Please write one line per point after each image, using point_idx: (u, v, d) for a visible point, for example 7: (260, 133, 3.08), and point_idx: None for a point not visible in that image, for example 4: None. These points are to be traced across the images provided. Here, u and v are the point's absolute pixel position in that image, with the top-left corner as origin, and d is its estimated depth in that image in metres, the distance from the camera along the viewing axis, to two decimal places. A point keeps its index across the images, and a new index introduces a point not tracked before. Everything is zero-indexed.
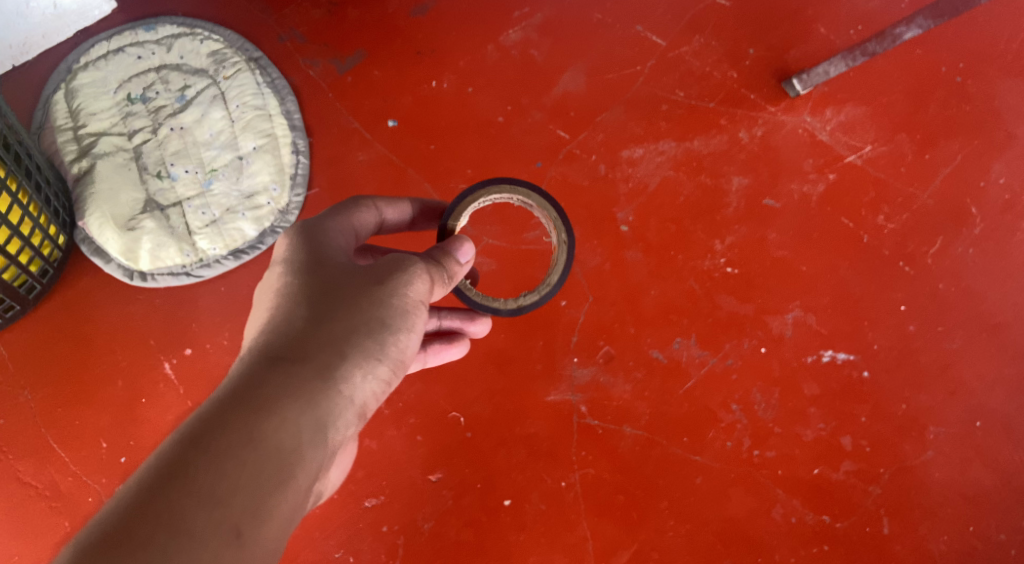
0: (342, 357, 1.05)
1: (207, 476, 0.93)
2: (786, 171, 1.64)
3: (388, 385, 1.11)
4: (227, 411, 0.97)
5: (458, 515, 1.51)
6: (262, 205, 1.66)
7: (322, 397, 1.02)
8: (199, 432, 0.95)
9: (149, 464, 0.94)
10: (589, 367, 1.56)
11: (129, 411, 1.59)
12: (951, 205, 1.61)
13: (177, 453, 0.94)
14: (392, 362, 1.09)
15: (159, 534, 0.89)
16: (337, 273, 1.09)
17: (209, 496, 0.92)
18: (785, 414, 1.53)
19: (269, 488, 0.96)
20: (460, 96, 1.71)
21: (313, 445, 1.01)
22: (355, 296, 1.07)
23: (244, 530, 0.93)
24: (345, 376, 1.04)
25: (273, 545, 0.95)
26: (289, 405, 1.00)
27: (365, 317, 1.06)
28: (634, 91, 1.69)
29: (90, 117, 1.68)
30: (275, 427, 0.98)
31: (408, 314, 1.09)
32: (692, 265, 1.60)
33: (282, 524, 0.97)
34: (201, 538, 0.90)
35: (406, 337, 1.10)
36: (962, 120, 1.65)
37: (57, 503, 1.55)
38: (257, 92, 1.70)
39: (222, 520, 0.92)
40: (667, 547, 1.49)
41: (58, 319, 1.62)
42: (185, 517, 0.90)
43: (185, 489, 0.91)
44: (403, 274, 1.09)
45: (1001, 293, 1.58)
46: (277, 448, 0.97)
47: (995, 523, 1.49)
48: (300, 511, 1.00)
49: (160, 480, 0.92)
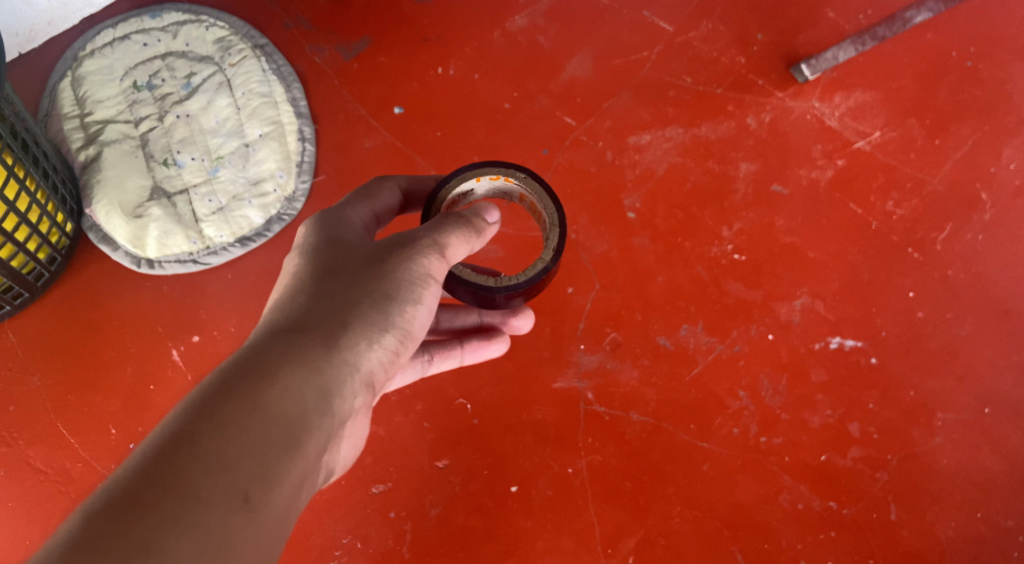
0: (347, 326, 1.04)
1: (214, 442, 0.90)
2: (794, 157, 1.63)
3: (394, 358, 1.10)
4: (233, 379, 0.95)
5: (466, 501, 1.51)
6: (268, 193, 1.66)
7: (328, 365, 1.01)
8: (204, 400, 0.93)
9: (152, 435, 0.90)
10: (596, 354, 1.55)
11: (137, 397, 1.59)
12: (961, 190, 1.60)
13: (181, 422, 0.91)
14: (399, 332, 1.08)
15: (166, 501, 0.85)
16: (343, 250, 1.10)
17: (217, 460, 0.89)
18: (793, 400, 1.53)
19: (276, 454, 0.93)
20: (466, 82, 1.70)
21: (319, 413, 0.99)
22: (360, 270, 1.08)
23: (252, 495, 0.90)
24: (350, 346, 1.03)
25: (280, 513, 0.93)
26: (295, 372, 0.98)
27: (370, 288, 1.06)
28: (641, 76, 1.68)
29: (96, 104, 1.68)
30: (280, 394, 0.96)
31: (414, 282, 1.08)
32: (700, 252, 1.59)
33: (289, 492, 0.94)
34: (209, 504, 0.87)
35: (413, 307, 1.09)
36: (973, 105, 1.63)
37: (67, 489, 1.56)
38: (263, 78, 1.69)
39: (229, 485, 0.89)
40: (675, 533, 1.49)
41: (67, 306, 1.63)
42: (192, 482, 0.87)
43: (191, 455, 0.88)
44: (408, 243, 1.08)
45: (1012, 278, 1.57)
46: (284, 413, 0.96)
47: (1004, 509, 1.48)
48: (307, 481, 0.97)
49: (165, 448, 0.89)
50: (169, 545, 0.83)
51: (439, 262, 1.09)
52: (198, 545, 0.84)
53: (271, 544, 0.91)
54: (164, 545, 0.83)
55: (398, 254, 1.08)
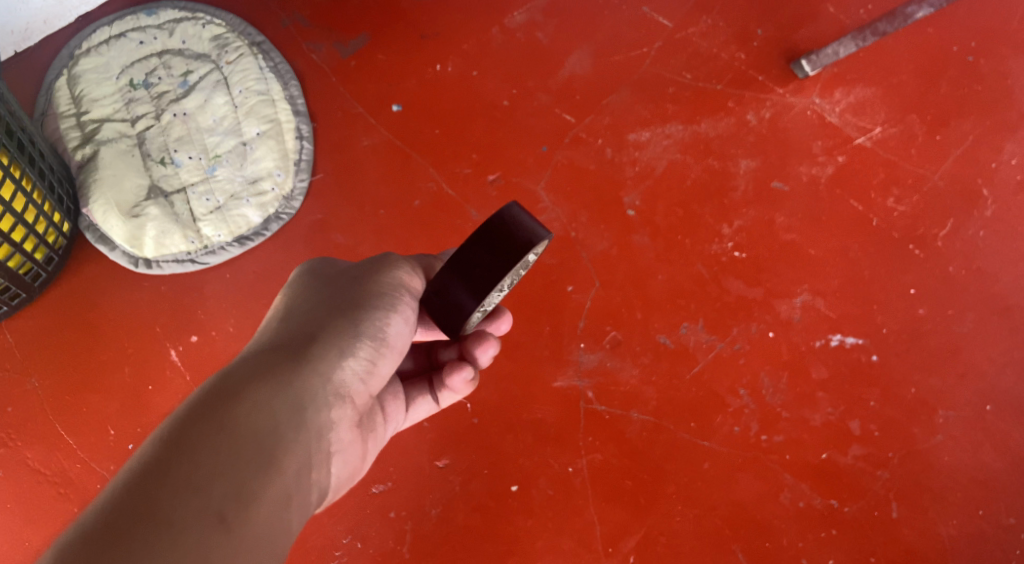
0: (318, 342, 1.08)
1: (187, 465, 0.91)
2: (795, 154, 1.62)
3: (370, 369, 1.14)
4: (205, 403, 0.98)
5: (466, 501, 1.51)
6: (266, 191, 1.65)
7: (300, 380, 1.05)
8: (177, 426, 0.95)
9: (126, 468, 0.91)
10: (596, 352, 1.55)
11: (135, 397, 1.59)
12: (962, 186, 1.59)
13: (154, 451, 0.92)
14: (371, 347, 1.13)
15: (141, 526, 0.86)
16: (315, 280, 1.17)
17: (190, 482, 0.90)
18: (794, 398, 1.53)
19: (251, 472, 0.95)
20: (465, 79, 1.69)
21: (292, 429, 1.02)
22: (331, 293, 1.14)
23: (229, 514, 0.90)
24: (322, 363, 1.07)
25: (261, 530, 0.93)
26: (267, 389, 1.02)
27: (338, 306, 1.12)
28: (641, 73, 1.67)
29: (93, 103, 1.67)
30: (250, 412, 0.99)
31: (384, 295, 1.14)
32: (700, 249, 1.59)
33: (268, 509, 0.95)
34: (184, 526, 0.87)
35: (386, 318, 1.14)
36: (974, 100, 1.63)
37: (66, 490, 1.55)
38: (260, 76, 1.68)
39: (204, 506, 0.89)
40: (676, 532, 1.48)
41: (64, 307, 1.62)
42: (166, 505, 0.88)
43: (165, 479, 0.90)
44: (377, 265, 1.16)
45: (1014, 275, 1.56)
46: (254, 430, 0.98)
47: (1006, 507, 1.47)
48: (286, 499, 0.98)
49: (139, 477, 0.90)
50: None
51: (412, 279, 1.18)
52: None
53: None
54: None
55: (366, 276, 1.15)
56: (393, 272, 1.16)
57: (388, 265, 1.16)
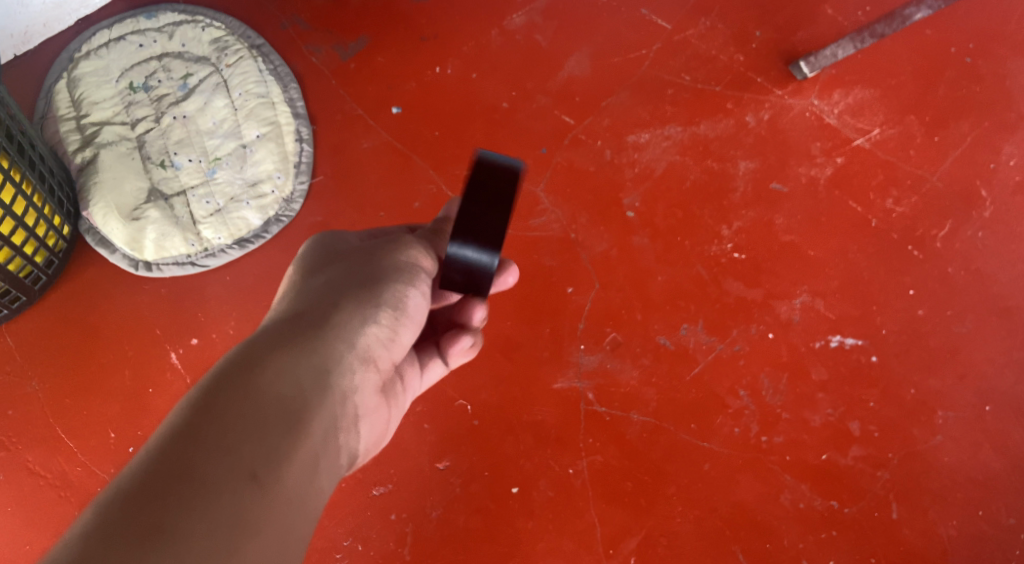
0: (339, 310, 1.07)
1: (216, 427, 0.89)
2: (794, 155, 1.62)
3: (392, 337, 1.12)
4: (230, 368, 0.96)
5: (467, 502, 1.51)
6: (266, 194, 1.65)
7: (323, 346, 1.03)
8: (204, 391, 0.93)
9: (153, 434, 0.89)
10: (596, 354, 1.55)
11: (136, 400, 1.59)
12: (961, 187, 1.60)
13: (181, 416, 0.90)
14: (392, 312, 1.12)
15: (173, 486, 0.83)
16: (334, 259, 1.17)
17: (220, 442, 0.88)
18: (793, 399, 1.53)
19: (281, 432, 0.92)
20: (464, 81, 1.69)
21: (319, 391, 0.99)
22: (351, 267, 1.14)
23: (261, 472, 0.88)
24: (344, 328, 1.06)
25: (294, 491, 0.90)
26: (291, 353, 1.00)
27: (359, 278, 1.12)
28: (640, 74, 1.67)
29: (92, 106, 1.67)
30: (275, 376, 0.97)
31: (401, 269, 1.15)
32: (699, 250, 1.59)
33: (300, 470, 0.92)
34: (216, 485, 0.84)
35: (404, 289, 1.14)
36: (972, 101, 1.63)
37: (67, 493, 1.55)
38: (260, 79, 1.69)
39: (236, 465, 0.87)
40: (676, 533, 1.49)
41: (64, 310, 1.62)
42: (197, 465, 0.85)
43: (194, 440, 0.87)
44: (395, 243, 1.18)
45: (1013, 275, 1.56)
46: (281, 392, 0.96)
47: (1006, 507, 1.48)
48: (317, 462, 0.96)
49: (167, 440, 0.87)
50: (182, 527, 0.81)
51: (423, 258, 1.19)
52: (212, 525, 0.82)
53: (288, 526, 0.88)
54: (176, 527, 0.80)
55: (384, 252, 1.16)
56: (409, 248, 1.18)
57: (404, 242, 1.18)
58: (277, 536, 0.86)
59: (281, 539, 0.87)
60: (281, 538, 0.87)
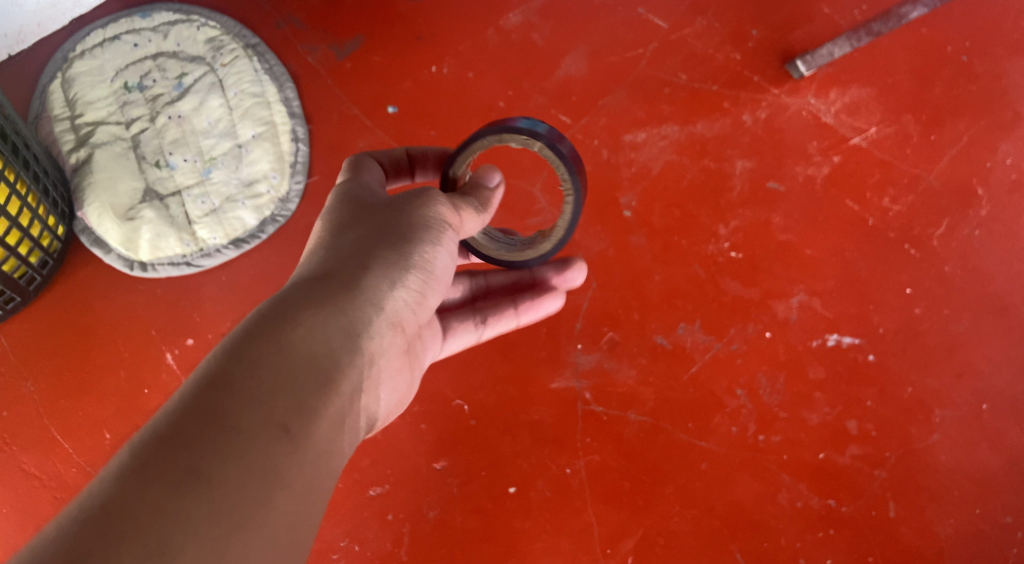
0: (369, 269, 1.03)
1: (249, 379, 0.91)
2: (790, 154, 1.62)
3: (419, 300, 1.09)
4: (263, 320, 0.95)
5: (464, 503, 1.51)
6: (262, 194, 1.65)
7: (353, 305, 1.01)
8: (238, 340, 0.94)
9: (190, 376, 0.91)
10: (593, 353, 1.55)
11: (131, 401, 1.58)
12: (957, 186, 1.60)
13: (217, 363, 0.92)
14: (422, 274, 1.08)
15: (209, 432, 0.87)
16: (362, 209, 1.10)
17: (253, 395, 0.90)
18: (791, 398, 1.53)
19: (311, 389, 0.94)
20: (461, 81, 1.69)
21: (349, 350, 1.00)
22: (381, 219, 1.08)
23: (292, 427, 0.91)
24: (374, 288, 1.03)
25: (321, 446, 0.94)
26: (322, 311, 0.98)
27: (388, 236, 1.06)
28: (637, 74, 1.67)
29: (87, 106, 1.66)
30: (306, 334, 0.96)
31: (431, 230, 1.07)
32: (697, 250, 1.59)
33: (328, 426, 0.95)
34: (249, 436, 0.88)
35: (433, 250, 1.07)
36: (968, 100, 1.63)
37: (62, 494, 1.54)
38: (255, 79, 1.68)
39: (269, 418, 0.90)
40: (674, 532, 1.48)
41: (60, 310, 1.62)
42: (231, 415, 0.88)
43: (229, 391, 0.90)
44: (424, 197, 1.08)
45: (1009, 274, 1.56)
46: (312, 349, 0.96)
47: (1003, 505, 1.48)
48: (343, 418, 0.98)
49: (203, 386, 0.90)
50: (217, 473, 0.85)
51: (453, 216, 1.09)
52: (244, 475, 0.86)
53: (313, 479, 0.92)
54: (211, 474, 0.85)
55: (413, 207, 1.07)
56: (437, 204, 1.07)
57: (433, 196, 1.08)
58: (303, 489, 0.91)
59: (306, 491, 0.91)
60: (307, 491, 0.91)
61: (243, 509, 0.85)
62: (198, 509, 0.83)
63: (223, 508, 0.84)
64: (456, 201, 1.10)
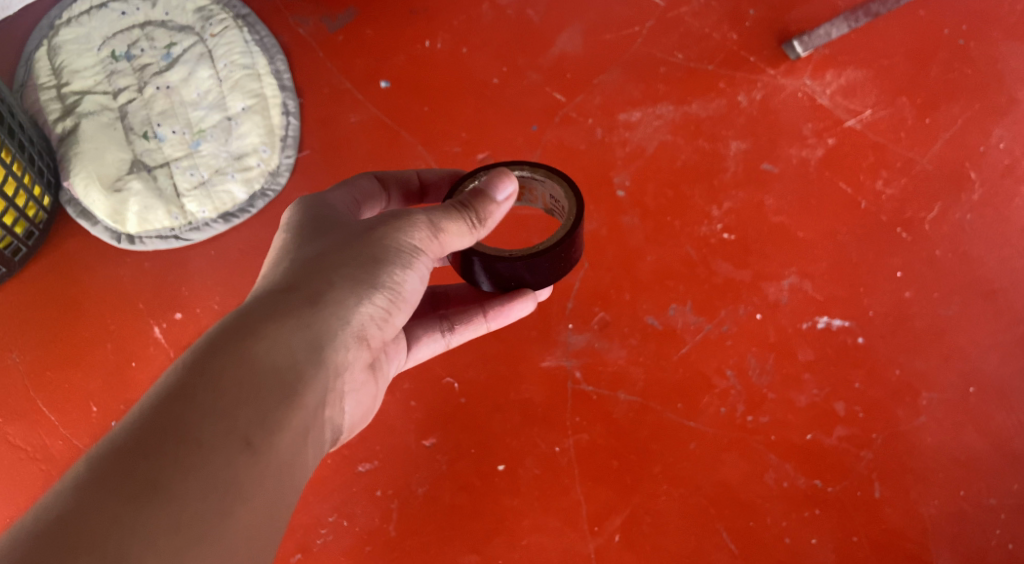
0: (335, 284, 1.01)
1: (210, 393, 0.90)
2: (785, 136, 1.61)
3: (388, 315, 1.08)
4: (225, 332, 0.94)
5: (452, 480, 1.51)
6: (251, 167, 1.62)
7: (318, 320, 0.99)
8: (199, 352, 0.93)
9: (151, 388, 0.91)
10: (584, 333, 1.55)
11: (118, 374, 1.57)
12: (950, 170, 1.60)
13: (178, 376, 0.91)
14: (390, 292, 1.06)
15: (169, 444, 0.86)
16: (331, 225, 1.09)
17: (215, 407, 0.89)
18: (780, 379, 1.53)
19: (274, 402, 0.93)
20: (455, 56, 1.67)
21: (313, 364, 0.98)
22: (349, 233, 1.06)
23: (254, 439, 0.90)
24: (338, 302, 1.01)
25: (285, 458, 0.93)
26: (285, 325, 0.97)
27: (358, 252, 1.04)
28: (633, 52, 1.66)
29: (73, 74, 1.63)
30: (268, 347, 0.95)
31: (404, 249, 1.05)
32: (689, 231, 1.58)
33: (293, 439, 0.95)
34: (211, 449, 0.87)
35: (404, 270, 1.06)
36: (963, 83, 1.63)
37: (47, 467, 1.53)
38: (245, 50, 1.65)
39: (230, 431, 0.89)
40: (661, 511, 1.49)
41: (46, 281, 1.60)
42: (193, 427, 0.88)
43: (189, 402, 0.89)
44: (400, 216, 1.06)
45: (999, 258, 1.57)
46: (275, 363, 0.95)
47: (986, 487, 1.49)
48: (307, 431, 0.98)
49: (163, 398, 0.89)
50: (176, 485, 0.85)
51: (433, 240, 1.06)
52: (204, 489, 0.86)
53: (275, 493, 0.92)
54: (172, 486, 0.84)
55: (384, 225, 1.06)
56: (410, 221, 1.05)
57: (407, 214, 1.06)
58: (263, 503, 0.90)
59: (267, 505, 0.91)
60: (268, 505, 0.91)
61: (203, 523, 0.85)
62: (157, 521, 0.83)
63: (183, 522, 0.84)
64: (439, 218, 1.06)
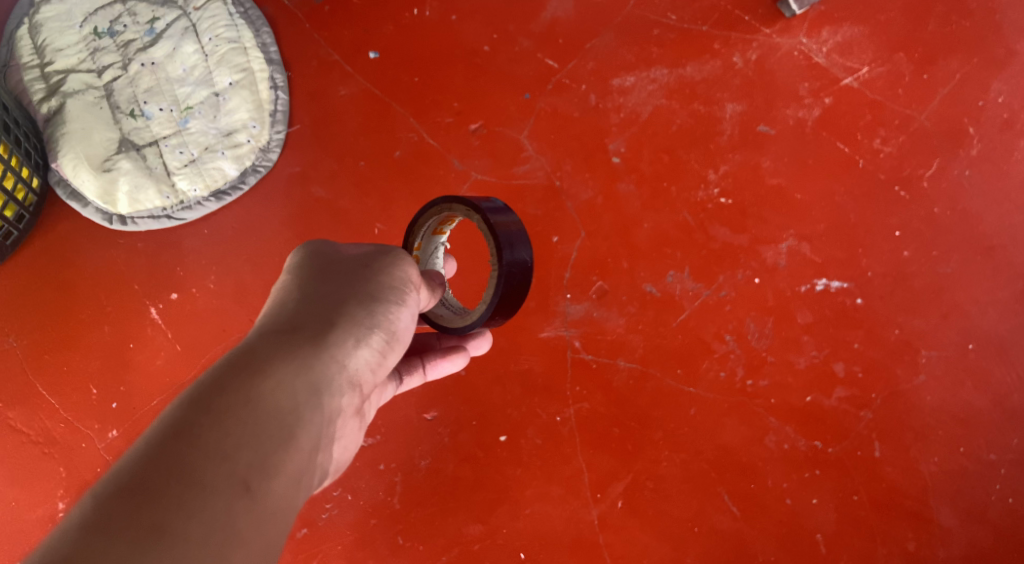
0: (336, 322, 1.01)
1: (215, 433, 0.88)
2: (781, 96, 1.59)
3: (381, 360, 1.06)
4: (229, 370, 0.93)
5: (455, 452, 1.52)
6: (241, 144, 1.61)
7: (320, 360, 0.98)
8: (203, 389, 0.91)
9: (153, 425, 0.89)
10: (583, 303, 1.54)
11: (117, 356, 1.57)
12: (949, 125, 1.58)
13: (180, 412, 0.89)
14: (386, 332, 1.05)
15: (173, 485, 0.84)
16: (330, 263, 1.07)
17: (217, 448, 0.87)
18: (779, 342, 1.53)
19: (273, 445, 0.91)
20: (444, 23, 1.64)
21: (312, 407, 0.96)
22: (347, 274, 1.05)
23: (254, 483, 0.87)
24: (339, 341, 1.01)
25: (282, 503, 0.90)
26: (289, 365, 0.96)
27: (357, 288, 1.04)
28: (625, 14, 1.62)
29: (56, 53, 1.60)
30: (273, 388, 0.94)
31: (396, 287, 1.06)
32: (686, 197, 1.57)
33: (289, 483, 0.92)
34: (213, 492, 0.85)
35: (398, 307, 1.06)
36: (962, 36, 1.59)
37: (51, 449, 1.54)
38: (230, 23, 1.62)
39: (233, 473, 0.87)
40: (662, 476, 1.50)
41: (41, 264, 1.59)
42: (198, 468, 0.85)
43: (193, 441, 0.87)
44: (389, 255, 1.08)
45: (999, 215, 1.55)
46: (276, 405, 0.93)
47: (985, 443, 1.50)
48: (303, 476, 0.94)
49: (168, 437, 0.87)
50: (181, 529, 0.82)
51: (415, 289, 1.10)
52: (206, 533, 0.83)
53: (272, 541, 0.88)
54: (174, 529, 0.81)
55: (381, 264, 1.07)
56: (405, 266, 1.08)
57: (401, 258, 1.09)
58: (263, 549, 0.87)
59: (264, 553, 0.87)
60: (266, 551, 0.87)
61: None
62: None
63: None
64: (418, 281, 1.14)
